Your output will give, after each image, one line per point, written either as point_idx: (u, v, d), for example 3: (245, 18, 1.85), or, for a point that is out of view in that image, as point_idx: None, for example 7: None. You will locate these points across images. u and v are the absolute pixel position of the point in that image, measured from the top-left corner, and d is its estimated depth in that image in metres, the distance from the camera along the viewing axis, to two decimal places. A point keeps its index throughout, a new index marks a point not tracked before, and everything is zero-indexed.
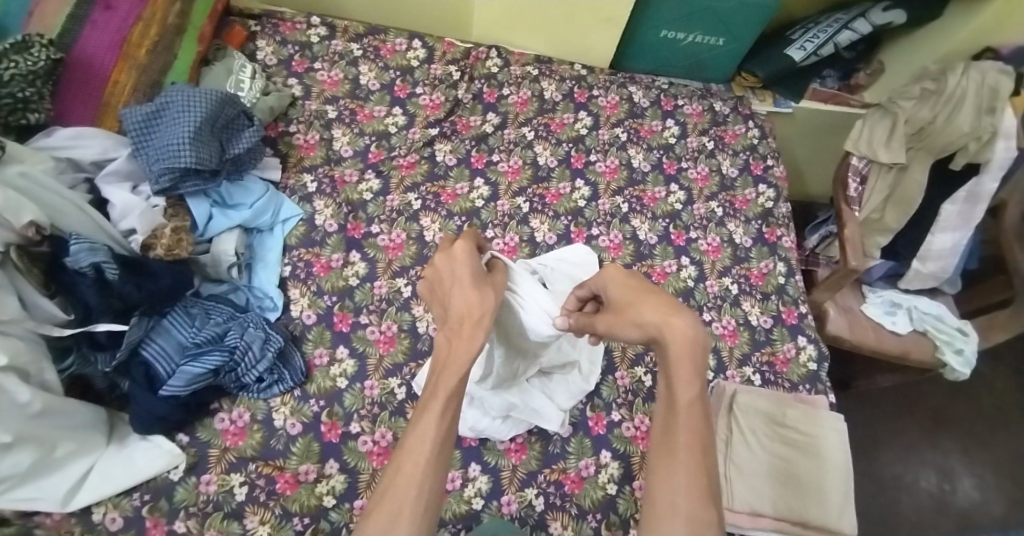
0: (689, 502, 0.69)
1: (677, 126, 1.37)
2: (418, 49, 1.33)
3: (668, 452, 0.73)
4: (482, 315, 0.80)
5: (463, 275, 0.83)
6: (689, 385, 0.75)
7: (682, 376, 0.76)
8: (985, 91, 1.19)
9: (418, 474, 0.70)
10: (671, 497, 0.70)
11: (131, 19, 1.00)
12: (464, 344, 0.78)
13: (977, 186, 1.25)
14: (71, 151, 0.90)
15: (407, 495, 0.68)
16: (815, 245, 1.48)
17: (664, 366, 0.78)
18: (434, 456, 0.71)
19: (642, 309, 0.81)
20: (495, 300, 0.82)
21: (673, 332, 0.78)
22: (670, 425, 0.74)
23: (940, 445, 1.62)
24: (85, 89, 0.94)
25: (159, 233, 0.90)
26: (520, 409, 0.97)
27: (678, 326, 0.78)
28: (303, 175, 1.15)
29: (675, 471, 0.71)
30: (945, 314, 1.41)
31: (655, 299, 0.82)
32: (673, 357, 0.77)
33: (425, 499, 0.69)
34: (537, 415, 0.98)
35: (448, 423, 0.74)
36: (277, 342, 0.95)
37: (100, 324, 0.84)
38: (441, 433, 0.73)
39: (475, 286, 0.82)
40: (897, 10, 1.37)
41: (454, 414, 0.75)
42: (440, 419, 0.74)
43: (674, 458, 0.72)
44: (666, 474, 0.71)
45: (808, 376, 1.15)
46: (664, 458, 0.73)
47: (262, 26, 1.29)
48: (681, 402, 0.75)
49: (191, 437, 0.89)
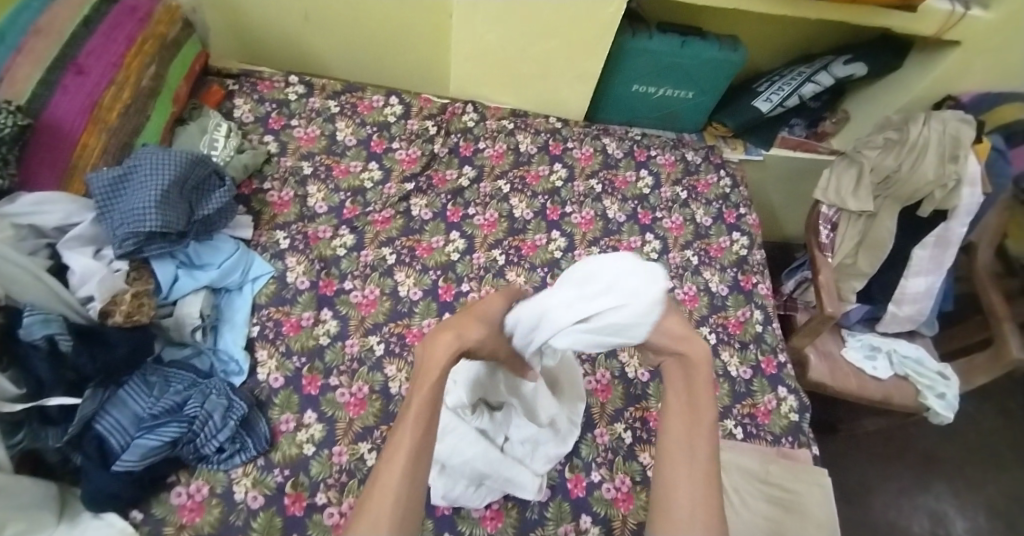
0: (704, 508, 0.74)
1: (650, 177, 1.38)
2: (395, 105, 1.34)
3: (687, 459, 0.78)
4: (466, 334, 0.79)
5: (476, 310, 0.84)
6: (710, 406, 0.81)
7: (703, 392, 0.83)
8: (947, 139, 1.22)
9: (394, 483, 0.70)
10: (675, 492, 0.76)
11: (104, 83, 0.99)
12: (439, 357, 0.77)
13: (946, 232, 1.28)
14: (33, 218, 0.88)
15: (385, 505, 0.69)
16: (792, 290, 1.47)
17: (685, 383, 0.84)
18: (409, 468, 0.71)
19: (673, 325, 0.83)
20: (484, 328, 0.80)
21: (694, 357, 0.83)
22: (690, 438, 0.79)
23: (929, 489, 1.59)
24: (52, 154, 0.92)
25: (119, 300, 0.88)
26: (493, 478, 0.91)
27: (696, 349, 0.83)
28: (275, 231, 1.13)
29: (694, 479, 0.76)
30: (926, 357, 1.41)
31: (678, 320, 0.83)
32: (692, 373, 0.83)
33: (404, 507, 0.70)
34: (512, 484, 0.92)
35: (425, 430, 0.75)
36: (241, 409, 0.91)
37: (53, 397, 0.79)
38: (415, 446, 0.73)
39: (474, 319, 0.81)
40: (857, 64, 1.41)
41: (427, 427, 0.75)
42: (416, 430, 0.74)
43: (692, 472, 0.77)
44: (683, 484, 0.76)
45: (790, 427, 1.13)
46: (683, 467, 0.77)
47: (240, 84, 1.30)
48: (701, 416, 0.81)
49: (146, 514, 0.85)
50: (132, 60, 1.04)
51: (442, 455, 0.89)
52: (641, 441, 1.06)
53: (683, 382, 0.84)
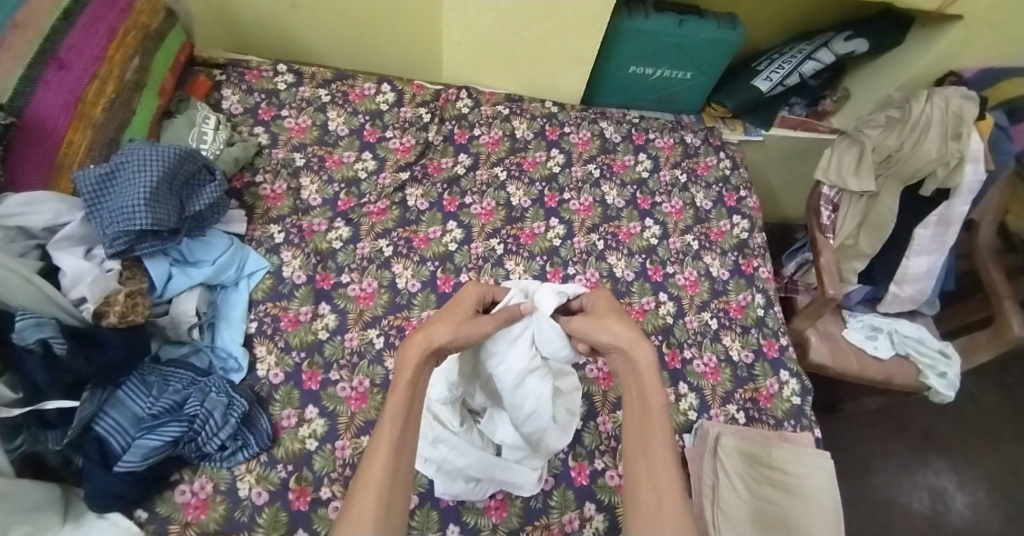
0: (667, 496, 0.67)
1: (649, 160, 1.36)
2: (387, 93, 1.31)
3: (645, 452, 0.72)
4: (433, 337, 0.74)
5: (448, 313, 0.79)
6: (660, 393, 0.74)
7: (652, 384, 0.75)
8: (950, 117, 1.20)
9: (376, 480, 0.65)
10: (638, 483, 0.70)
11: (87, 77, 0.96)
12: (411, 358, 0.73)
13: (949, 210, 1.26)
14: (23, 218, 0.85)
15: (365, 503, 0.63)
16: (793, 272, 1.46)
17: (634, 377, 0.76)
18: (390, 465, 0.66)
19: (615, 323, 0.80)
20: (456, 329, 0.76)
21: (638, 355, 0.77)
22: (645, 430, 0.73)
23: (931, 466, 1.60)
24: (37, 151, 0.89)
25: (112, 300, 0.86)
26: (489, 482, 0.92)
27: (642, 347, 0.77)
28: (269, 226, 1.12)
29: (654, 467, 0.70)
30: (926, 336, 1.40)
31: (620, 323, 0.80)
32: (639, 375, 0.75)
33: (386, 503, 0.64)
34: (510, 483, 0.92)
35: (404, 427, 0.69)
36: (241, 406, 0.91)
37: (50, 401, 0.78)
38: (396, 442, 0.68)
39: (447, 321, 0.77)
40: (859, 40, 1.38)
41: (409, 424, 0.70)
42: (394, 426, 0.69)
43: (650, 460, 0.71)
44: (645, 470, 0.70)
45: (793, 411, 1.13)
46: (642, 458, 0.71)
47: (228, 75, 1.27)
48: (653, 406, 0.73)
49: (150, 513, 0.84)
50: (114, 52, 1.01)
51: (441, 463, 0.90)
52: None
53: (632, 376, 0.77)
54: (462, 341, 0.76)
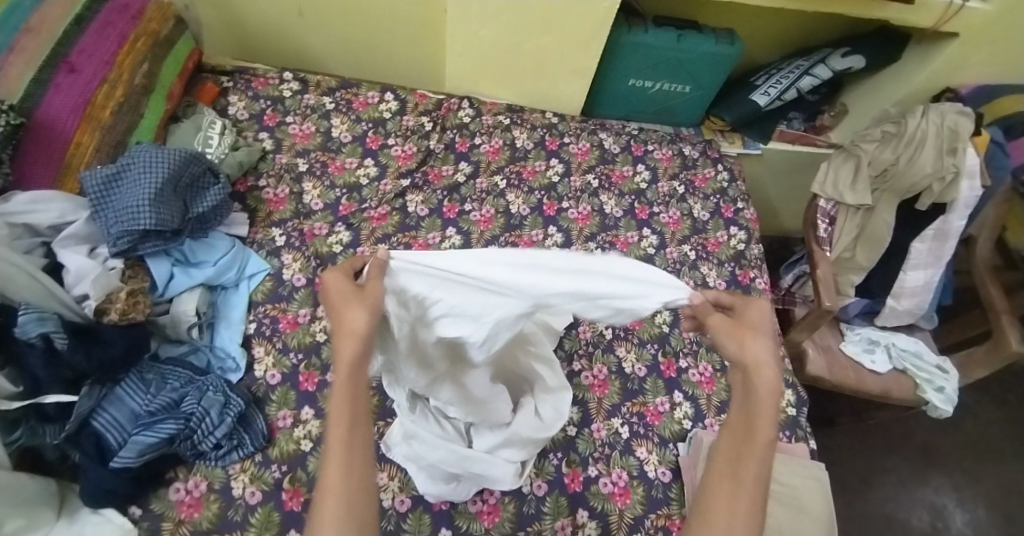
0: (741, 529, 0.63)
1: (647, 171, 1.38)
2: (390, 101, 1.34)
3: (733, 478, 0.66)
4: (355, 327, 0.64)
5: (336, 297, 0.68)
6: (771, 427, 0.67)
7: (765, 416, 0.67)
8: (945, 133, 1.22)
9: (339, 484, 0.60)
10: (713, 507, 0.65)
11: (96, 81, 0.99)
12: (345, 354, 0.63)
13: (944, 225, 1.27)
14: (28, 217, 0.87)
15: (330, 508, 0.58)
16: (790, 284, 1.47)
17: (746, 397, 0.69)
18: (349, 466, 0.61)
19: (754, 343, 0.70)
20: (372, 309, 0.66)
21: (761, 380, 0.68)
22: (738, 457, 0.67)
23: (930, 482, 1.59)
24: (46, 152, 0.92)
25: (115, 297, 0.88)
26: (467, 475, 0.89)
27: (768, 376, 0.68)
28: (271, 229, 1.13)
29: (739, 495, 0.65)
30: (923, 351, 1.41)
31: (758, 342, 0.70)
32: (754, 401, 0.68)
33: (354, 505, 0.59)
34: (487, 477, 0.91)
35: (354, 429, 0.62)
36: (237, 406, 0.91)
37: (49, 395, 0.79)
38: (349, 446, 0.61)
39: (349, 305, 0.66)
40: (855, 56, 1.40)
41: (358, 419, 0.63)
42: (342, 425, 0.62)
43: (735, 488, 0.65)
44: (725, 493, 0.66)
45: (788, 421, 1.13)
46: (727, 482, 0.66)
47: (234, 82, 1.30)
48: (758, 439, 0.67)
49: (144, 510, 0.85)
50: (124, 57, 1.04)
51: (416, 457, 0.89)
52: (638, 436, 1.06)
53: (744, 397, 0.69)
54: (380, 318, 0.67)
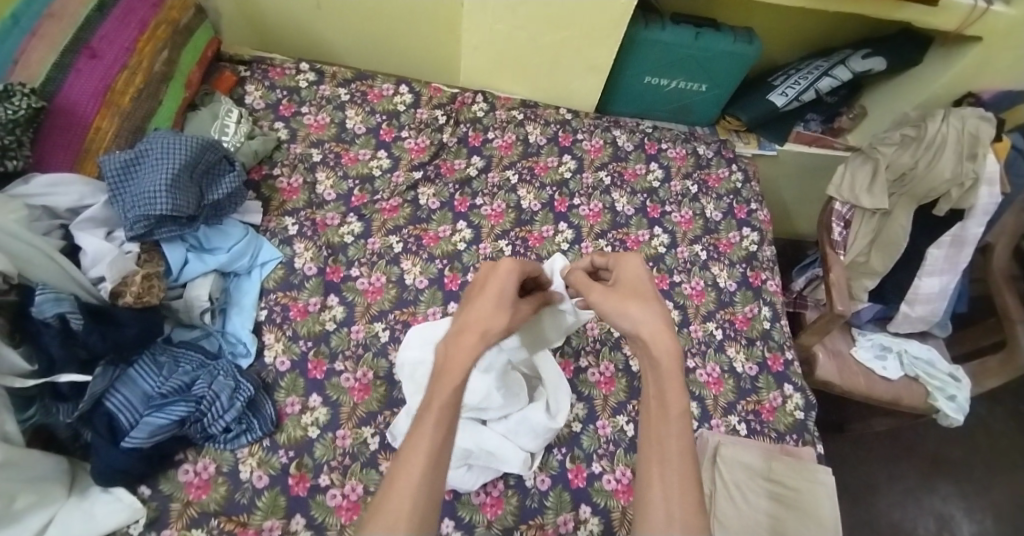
0: (681, 504, 0.65)
1: (660, 170, 1.37)
2: (405, 94, 1.34)
3: (660, 458, 0.68)
4: (489, 329, 0.74)
5: (487, 295, 0.78)
6: (682, 394, 0.70)
7: (674, 383, 0.71)
8: (966, 138, 1.19)
9: (415, 484, 0.62)
10: (649, 490, 0.66)
11: (117, 67, 1.00)
12: (463, 356, 0.70)
13: (962, 232, 1.25)
14: (47, 199, 0.89)
15: (403, 503, 0.61)
16: (802, 288, 1.46)
17: (652, 368, 0.73)
18: (431, 468, 0.64)
19: (636, 307, 0.76)
20: (509, 323, 0.76)
21: (660, 346, 0.73)
22: (660, 435, 0.69)
23: (938, 491, 1.57)
24: (66, 136, 0.93)
25: (130, 281, 0.89)
26: (477, 454, 0.94)
27: (664, 338, 0.73)
28: (284, 218, 1.14)
29: (668, 471, 0.67)
30: (937, 358, 1.38)
31: (640, 307, 0.77)
32: (663, 369, 0.71)
33: (426, 505, 0.62)
34: (496, 459, 0.95)
35: (442, 433, 0.66)
36: (247, 390, 0.93)
37: (64, 375, 0.81)
38: (433, 447, 0.64)
39: (496, 306, 0.77)
40: (876, 58, 1.39)
41: (448, 426, 0.67)
42: (436, 425, 0.66)
43: (665, 466, 0.67)
44: (657, 475, 0.67)
45: (795, 425, 1.12)
46: (656, 461, 0.68)
47: (252, 71, 1.31)
48: (673, 410, 0.70)
49: (153, 490, 0.87)
50: (144, 44, 1.06)
51: None
52: None
53: (652, 366, 0.73)
54: (507, 329, 0.77)
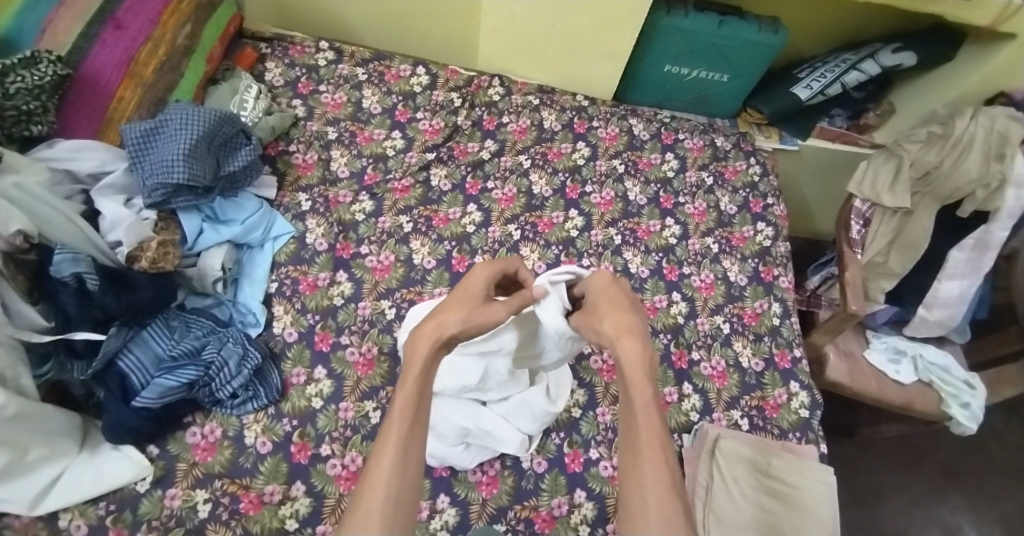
0: (658, 498, 0.66)
1: (676, 160, 1.36)
2: (422, 76, 1.35)
3: (633, 455, 0.70)
4: (443, 327, 0.78)
5: (459, 299, 0.82)
6: (647, 388, 0.73)
7: (638, 380, 0.74)
8: (993, 137, 1.16)
9: (385, 474, 0.67)
10: (629, 490, 0.68)
11: (141, 38, 1.03)
12: (421, 349, 0.77)
13: (986, 234, 1.21)
14: (70, 163, 0.92)
15: (375, 501, 0.65)
16: (816, 286, 1.43)
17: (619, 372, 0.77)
18: (399, 460, 0.68)
19: (601, 322, 0.82)
20: (468, 312, 0.80)
21: (625, 346, 0.77)
22: (633, 433, 0.72)
23: (948, 500, 1.54)
24: (90, 104, 0.96)
25: (146, 246, 0.92)
26: (476, 434, 0.96)
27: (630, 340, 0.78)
28: (298, 194, 1.16)
29: (642, 468, 0.68)
30: (952, 364, 1.35)
31: (610, 315, 0.81)
32: (625, 369, 0.75)
33: (398, 496, 0.66)
34: (493, 439, 0.96)
35: (412, 424, 0.72)
36: (254, 359, 0.95)
37: (79, 332, 0.84)
38: (404, 435, 0.70)
39: (457, 305, 0.81)
40: (907, 53, 1.35)
41: (416, 422, 0.72)
42: (404, 419, 0.71)
43: (640, 463, 0.69)
44: (635, 476, 0.69)
45: (799, 423, 1.11)
46: (630, 462, 0.70)
47: (273, 48, 1.33)
48: (639, 405, 0.73)
49: (161, 450, 0.90)
50: (168, 17, 1.08)
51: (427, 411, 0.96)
52: None
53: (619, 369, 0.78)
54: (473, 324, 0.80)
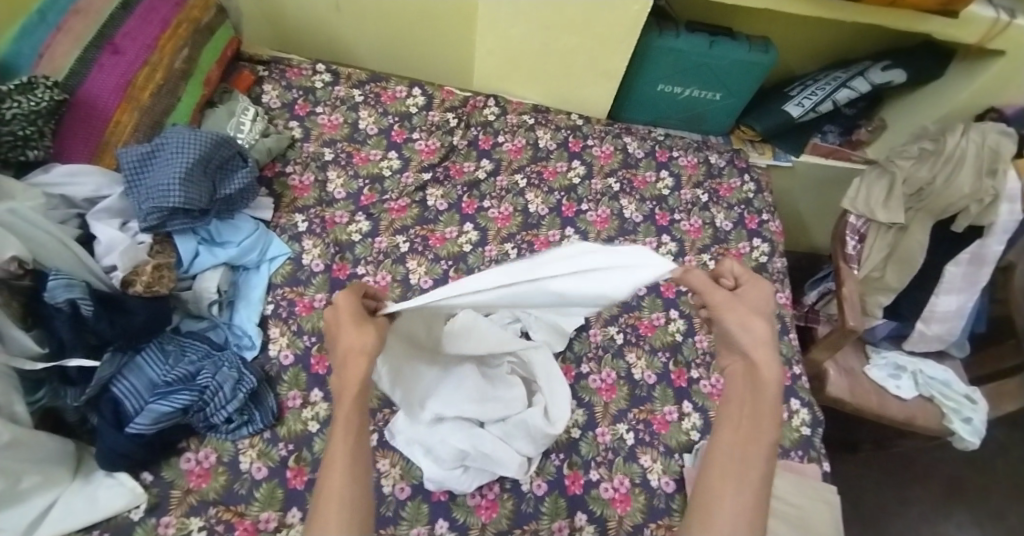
0: (745, 525, 0.65)
1: (670, 178, 1.37)
2: (418, 96, 1.36)
3: (738, 475, 0.68)
4: (365, 347, 0.68)
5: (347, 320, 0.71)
6: (774, 425, 0.70)
7: (768, 412, 0.71)
8: (985, 153, 1.17)
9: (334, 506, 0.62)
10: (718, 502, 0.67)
11: (138, 63, 1.03)
12: (353, 374, 0.68)
13: (982, 249, 1.22)
14: (65, 188, 0.93)
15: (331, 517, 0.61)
16: (814, 302, 1.43)
17: (753, 386, 0.72)
18: (352, 480, 0.65)
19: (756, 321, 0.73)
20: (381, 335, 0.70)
21: (766, 372, 0.71)
22: (743, 456, 0.69)
23: (952, 517, 1.53)
24: (87, 128, 0.97)
25: (140, 270, 0.92)
26: (474, 456, 0.94)
27: (770, 360, 0.71)
28: (294, 215, 1.16)
29: (740, 491, 0.67)
30: (952, 379, 1.35)
31: (762, 323, 0.73)
32: (761, 388, 0.71)
33: (356, 513, 0.63)
34: (494, 462, 0.95)
35: (356, 443, 0.67)
36: (250, 383, 0.94)
37: (72, 360, 0.84)
38: (350, 457, 0.65)
39: (358, 327, 0.70)
40: (896, 70, 1.36)
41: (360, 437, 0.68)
42: (348, 442, 0.66)
43: (741, 487, 0.67)
44: (726, 489, 0.67)
45: (800, 441, 1.10)
46: (731, 479, 0.68)
47: (270, 71, 1.34)
48: (764, 434, 0.69)
49: (155, 477, 0.88)
50: (165, 42, 1.09)
51: (428, 431, 0.95)
52: (643, 443, 1.05)
53: (751, 384, 0.72)
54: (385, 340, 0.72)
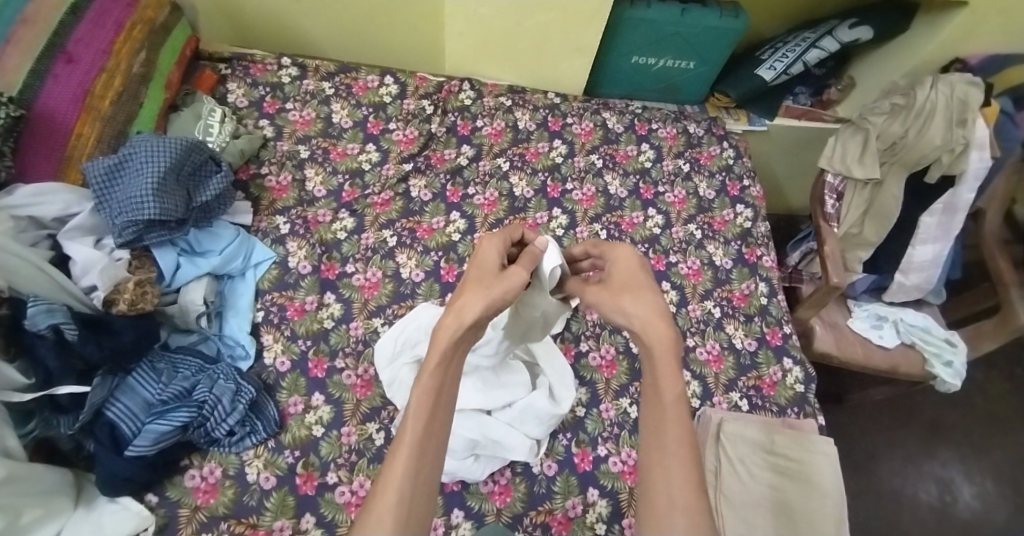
0: (682, 493, 0.64)
1: (651, 150, 1.37)
2: (390, 85, 1.32)
3: (659, 446, 0.68)
4: (467, 307, 0.71)
5: (472, 274, 0.76)
6: (677, 381, 0.70)
7: (669, 369, 0.70)
8: (954, 103, 1.20)
9: (399, 478, 0.63)
10: (653, 482, 0.66)
11: (94, 70, 0.98)
12: (443, 340, 0.69)
13: (954, 198, 1.26)
14: (33, 209, 0.87)
15: (387, 496, 0.62)
16: (798, 262, 1.46)
17: (649, 358, 0.73)
18: (414, 462, 0.64)
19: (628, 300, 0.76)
20: (488, 295, 0.72)
21: (654, 333, 0.73)
22: (658, 426, 0.69)
23: (939, 456, 1.60)
24: (49, 144, 0.92)
25: (122, 288, 0.88)
26: (485, 443, 0.95)
27: (653, 328, 0.73)
28: (275, 217, 1.13)
29: (666, 458, 0.67)
30: (932, 325, 1.39)
31: (632, 299, 0.76)
32: (655, 356, 0.72)
33: (411, 495, 0.63)
34: (502, 447, 0.96)
35: (429, 425, 0.67)
36: (249, 393, 0.92)
37: (62, 387, 0.80)
38: (419, 436, 0.65)
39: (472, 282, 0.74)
40: (863, 27, 1.38)
41: (435, 420, 0.67)
42: (420, 419, 0.66)
43: (664, 453, 0.67)
44: (658, 466, 0.67)
45: (796, 398, 1.13)
46: (654, 452, 0.68)
47: (233, 69, 1.29)
48: (670, 397, 0.69)
49: (160, 497, 0.86)
50: (122, 45, 1.03)
51: None
52: None
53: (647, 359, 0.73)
54: (497, 304, 0.72)
